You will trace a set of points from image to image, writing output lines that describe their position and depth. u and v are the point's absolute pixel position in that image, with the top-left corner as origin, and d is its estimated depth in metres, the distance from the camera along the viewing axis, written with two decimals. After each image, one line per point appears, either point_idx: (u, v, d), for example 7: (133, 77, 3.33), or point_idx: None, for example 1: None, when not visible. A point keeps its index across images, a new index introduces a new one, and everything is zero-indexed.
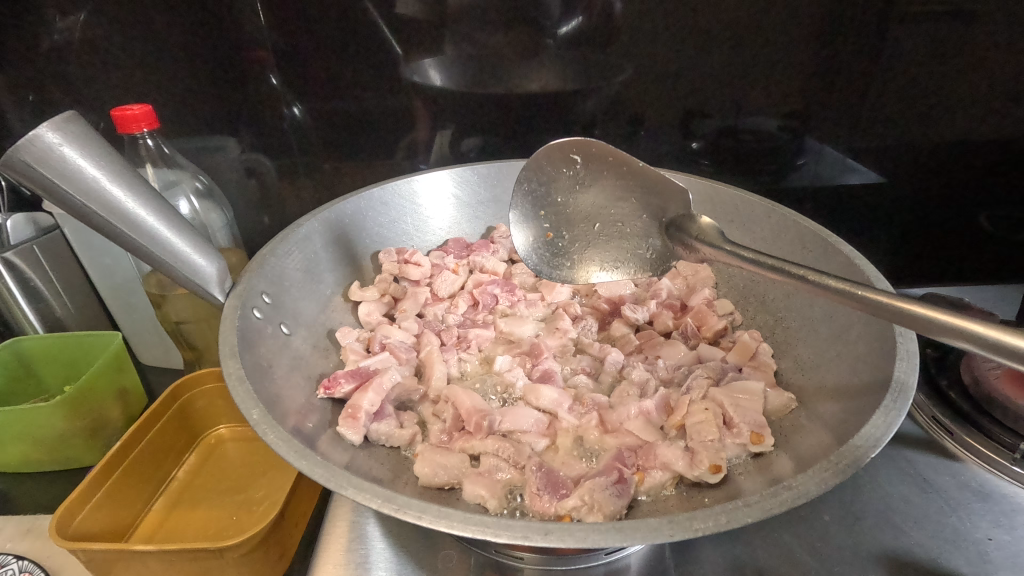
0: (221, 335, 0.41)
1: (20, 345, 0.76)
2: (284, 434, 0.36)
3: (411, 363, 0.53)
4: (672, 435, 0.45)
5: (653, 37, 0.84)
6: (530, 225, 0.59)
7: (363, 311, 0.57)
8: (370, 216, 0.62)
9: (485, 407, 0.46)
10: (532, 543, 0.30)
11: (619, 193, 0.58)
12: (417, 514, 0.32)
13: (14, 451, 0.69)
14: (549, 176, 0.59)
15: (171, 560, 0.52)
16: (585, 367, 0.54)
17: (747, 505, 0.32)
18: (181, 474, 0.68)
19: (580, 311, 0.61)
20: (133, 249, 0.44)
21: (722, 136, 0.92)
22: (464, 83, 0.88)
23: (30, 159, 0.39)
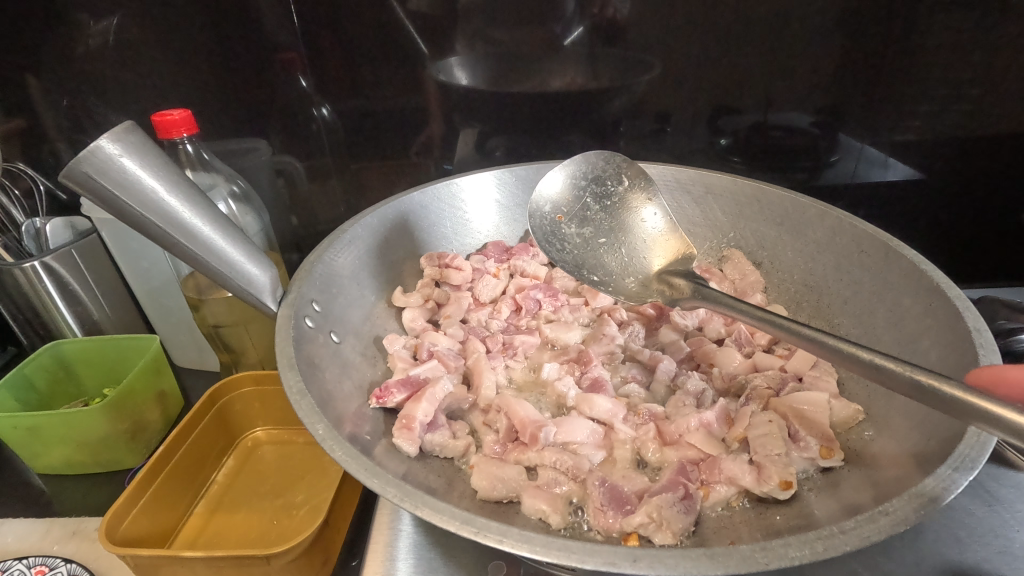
0: (277, 347, 0.41)
1: (59, 347, 0.77)
2: (353, 450, 0.36)
3: (460, 371, 0.52)
4: (735, 449, 0.44)
5: (687, 34, 0.82)
6: (556, 201, 0.61)
7: (407, 317, 0.57)
8: (411, 220, 0.62)
9: (539, 418, 0.46)
10: (622, 572, 0.29)
11: (629, 226, 0.60)
12: (498, 537, 0.31)
13: (57, 454, 0.70)
14: (599, 177, 0.62)
15: (219, 567, 0.52)
16: (636, 375, 0.53)
17: (844, 532, 0.31)
18: (220, 477, 0.68)
19: (626, 316, 0.60)
20: (188, 259, 0.44)
21: (755, 133, 0.90)
22: (490, 81, 0.87)
23: (91, 170, 0.39)
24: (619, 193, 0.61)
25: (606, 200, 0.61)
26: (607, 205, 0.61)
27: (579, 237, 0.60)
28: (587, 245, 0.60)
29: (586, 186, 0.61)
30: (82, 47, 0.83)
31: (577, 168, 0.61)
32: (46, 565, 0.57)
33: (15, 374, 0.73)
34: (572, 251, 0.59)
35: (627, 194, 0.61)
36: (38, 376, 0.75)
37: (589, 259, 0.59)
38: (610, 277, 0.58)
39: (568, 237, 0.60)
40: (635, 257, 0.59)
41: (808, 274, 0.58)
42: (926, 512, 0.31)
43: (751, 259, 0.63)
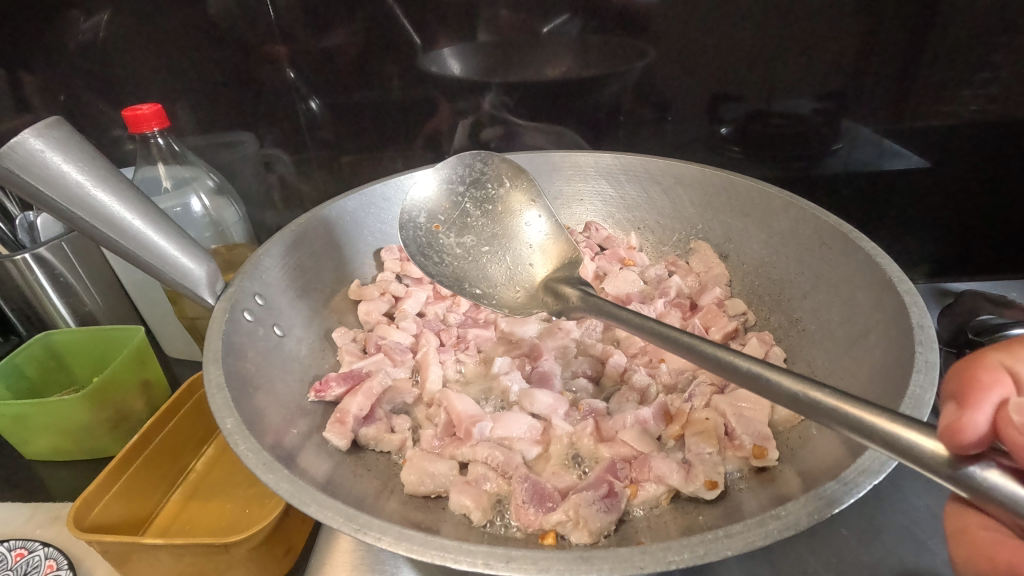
0: (206, 340, 0.42)
1: (50, 338, 0.79)
2: (256, 445, 0.36)
3: (407, 364, 0.53)
4: (670, 446, 0.45)
5: (681, 16, 0.79)
6: (430, 210, 0.59)
7: (363, 310, 0.57)
8: (372, 213, 0.62)
9: (477, 412, 0.46)
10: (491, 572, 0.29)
11: (511, 231, 0.59)
12: (378, 535, 0.32)
13: (45, 441, 0.72)
14: (478, 180, 0.60)
15: (181, 555, 0.53)
16: (586, 370, 0.53)
17: (729, 536, 0.30)
18: (199, 466, 0.69)
19: None
20: (120, 252, 0.45)
21: (752, 120, 0.87)
22: (481, 71, 0.86)
23: (13, 166, 0.39)
24: (498, 198, 0.60)
25: (486, 204, 0.60)
26: (487, 210, 0.60)
27: (459, 247, 0.58)
28: (467, 256, 0.58)
29: (463, 192, 0.60)
30: (73, 41, 0.83)
31: (452, 172, 0.60)
32: (25, 548, 0.59)
33: (6, 363, 0.75)
34: (452, 262, 0.57)
35: (508, 197, 0.61)
36: (28, 365, 0.78)
37: (468, 270, 0.57)
38: (491, 290, 0.56)
39: (449, 248, 0.58)
40: (518, 266, 0.58)
41: (772, 267, 0.56)
42: (819, 517, 0.31)
43: (719, 251, 0.61)
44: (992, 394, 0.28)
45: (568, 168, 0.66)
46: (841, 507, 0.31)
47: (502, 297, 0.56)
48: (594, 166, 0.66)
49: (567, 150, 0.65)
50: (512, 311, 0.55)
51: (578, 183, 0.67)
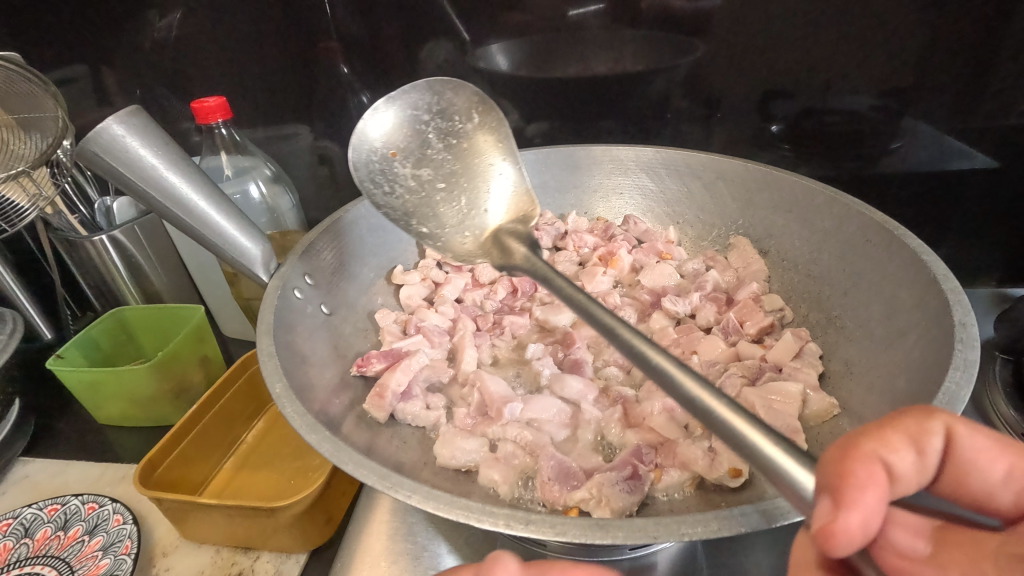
0: (260, 313, 0.45)
1: (122, 313, 0.86)
2: (301, 409, 0.39)
3: (444, 347, 0.55)
4: (698, 436, 0.44)
5: (731, 8, 0.78)
6: (389, 137, 0.60)
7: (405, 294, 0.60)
8: None
9: (509, 394, 0.48)
10: (510, 531, 0.31)
11: (471, 172, 0.62)
12: (407, 493, 0.34)
13: (116, 407, 0.78)
14: (444, 112, 0.62)
15: (232, 514, 0.57)
16: (618, 359, 0.54)
17: (744, 514, 0.31)
18: (250, 438, 0.73)
19: (619, 301, 0.60)
20: (187, 231, 0.49)
21: (804, 118, 0.85)
22: (527, 67, 0.87)
23: (98, 149, 0.44)
24: (463, 133, 0.62)
25: (448, 137, 0.62)
26: (449, 144, 0.62)
27: (414, 179, 0.61)
28: (422, 192, 0.61)
29: (428, 122, 0.61)
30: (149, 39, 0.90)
31: (419, 100, 0.61)
32: (96, 502, 0.65)
33: (83, 335, 0.82)
34: (405, 192, 0.60)
35: (472, 133, 0.63)
36: (103, 337, 0.85)
37: (421, 202, 0.60)
38: (440, 226, 0.60)
39: (404, 176, 0.60)
40: (472, 206, 0.61)
41: (813, 264, 0.55)
42: None
43: (759, 248, 0.61)
44: (872, 491, 0.25)
45: (608, 162, 0.67)
46: (864, 493, 0.32)
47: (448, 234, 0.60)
48: (632, 161, 0.66)
49: (606, 144, 0.66)
50: (455, 253, 0.59)
51: (616, 177, 0.68)
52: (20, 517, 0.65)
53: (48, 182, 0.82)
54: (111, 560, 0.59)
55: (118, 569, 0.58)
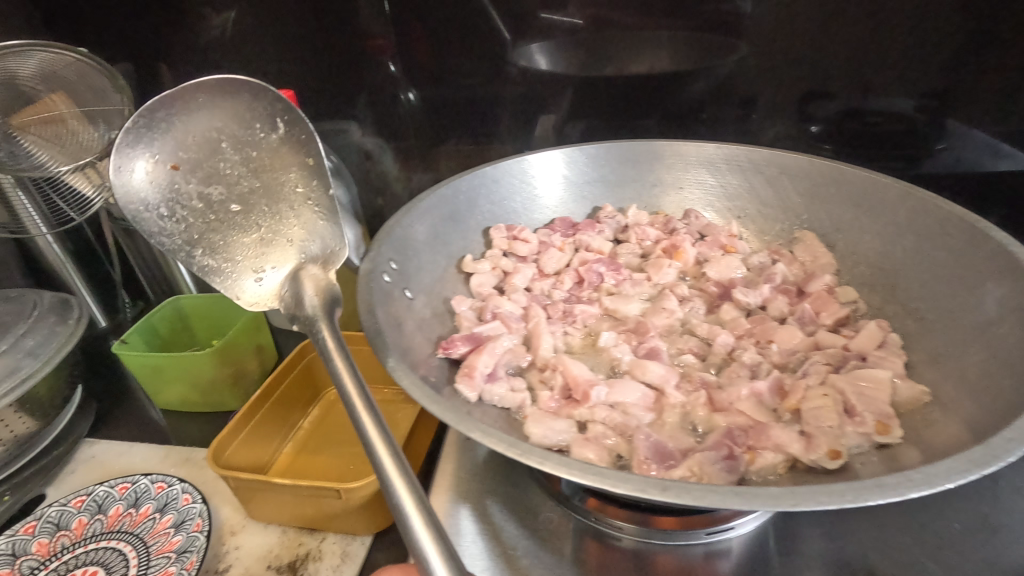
0: (357, 293, 0.47)
1: (179, 301, 0.88)
2: (417, 381, 0.41)
3: (520, 333, 0.56)
4: (786, 418, 0.47)
5: (777, 11, 0.78)
6: (161, 151, 0.62)
7: (475, 283, 0.61)
8: (482, 193, 0.65)
9: (593, 377, 0.49)
10: (649, 496, 0.34)
11: (290, 201, 0.67)
12: (539, 459, 0.37)
13: (176, 392, 0.80)
14: (237, 123, 0.64)
15: (300, 494, 0.58)
16: (693, 347, 0.55)
17: (881, 488, 0.34)
18: (307, 424, 0.76)
19: (687, 293, 0.61)
20: None
21: (845, 119, 0.85)
22: (568, 66, 0.89)
23: None
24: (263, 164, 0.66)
25: (230, 147, 0.64)
26: (230, 158, 0.64)
27: (201, 198, 0.63)
28: (215, 219, 0.63)
29: (222, 135, 0.64)
30: None
31: (203, 108, 0.62)
32: (165, 482, 0.67)
33: (144, 321, 0.84)
34: (223, 229, 0.64)
35: (270, 148, 0.66)
36: (161, 324, 0.87)
37: (206, 230, 0.63)
38: (272, 259, 0.65)
39: (164, 197, 0.62)
40: (275, 234, 0.65)
41: (887, 256, 0.57)
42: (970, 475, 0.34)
43: (826, 242, 0.62)
44: None
45: (674, 157, 0.67)
46: (993, 469, 0.34)
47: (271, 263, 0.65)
48: (711, 158, 0.66)
49: (685, 141, 0.66)
50: (240, 291, 0.64)
51: (692, 174, 0.68)
52: (93, 494, 0.67)
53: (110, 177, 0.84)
54: (184, 537, 0.61)
55: (192, 544, 0.60)
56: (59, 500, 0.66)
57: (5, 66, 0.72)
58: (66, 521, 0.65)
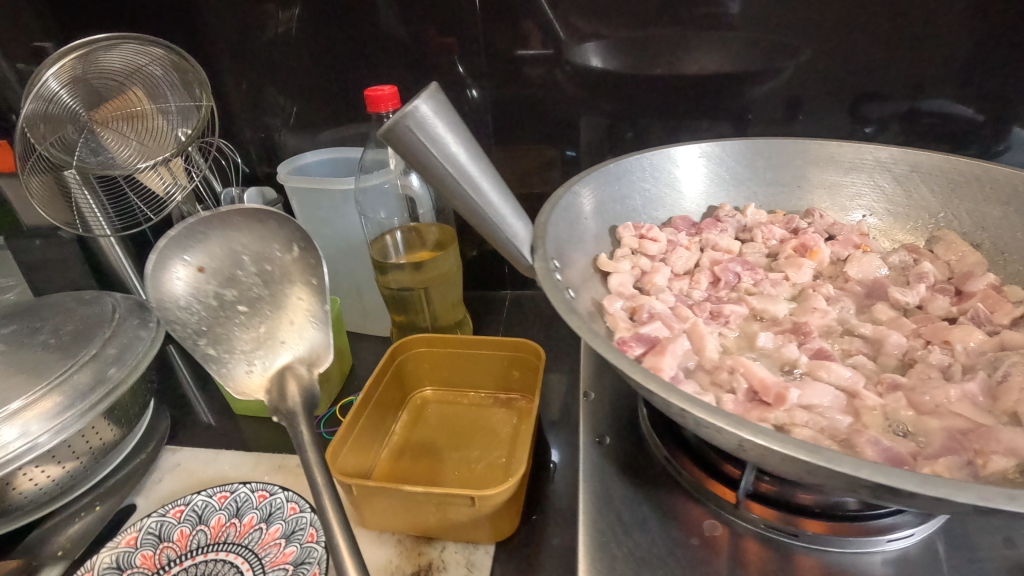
0: (547, 288, 0.40)
1: None
2: (654, 377, 0.36)
3: (675, 330, 0.48)
4: (1007, 422, 0.41)
5: (873, 5, 0.75)
6: (197, 256, 0.63)
7: (615, 282, 0.54)
8: (611, 188, 0.59)
9: (781, 380, 0.42)
10: (1005, 507, 0.28)
11: (263, 300, 0.66)
12: (851, 468, 0.31)
13: (259, 397, 0.79)
14: (266, 240, 0.67)
15: (430, 503, 0.56)
16: (863, 349, 0.47)
17: None
18: (398, 429, 0.75)
19: (833, 291, 0.54)
20: (469, 219, 0.41)
21: (898, 120, 0.82)
22: (622, 66, 0.85)
23: (412, 127, 0.36)
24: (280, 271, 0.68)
25: (256, 258, 0.66)
26: (256, 268, 0.66)
27: (218, 300, 0.64)
28: (225, 320, 0.64)
29: (251, 250, 0.66)
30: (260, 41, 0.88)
31: (235, 228, 0.64)
32: (267, 490, 0.65)
33: None
34: (229, 320, 0.64)
35: (257, 253, 0.66)
36: None
37: (206, 320, 0.63)
38: (248, 350, 0.65)
39: (204, 304, 0.63)
40: (267, 333, 0.66)
41: None
42: None
43: (968, 240, 0.59)
44: None
45: (801, 153, 0.63)
46: None
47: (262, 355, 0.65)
48: (882, 161, 0.61)
49: (856, 144, 0.61)
50: (234, 383, 0.64)
51: (853, 177, 0.63)
52: (191, 503, 0.65)
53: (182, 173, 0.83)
54: (298, 548, 0.59)
55: (308, 556, 0.58)
56: (158, 510, 0.64)
57: (99, 61, 0.69)
58: (167, 532, 0.62)
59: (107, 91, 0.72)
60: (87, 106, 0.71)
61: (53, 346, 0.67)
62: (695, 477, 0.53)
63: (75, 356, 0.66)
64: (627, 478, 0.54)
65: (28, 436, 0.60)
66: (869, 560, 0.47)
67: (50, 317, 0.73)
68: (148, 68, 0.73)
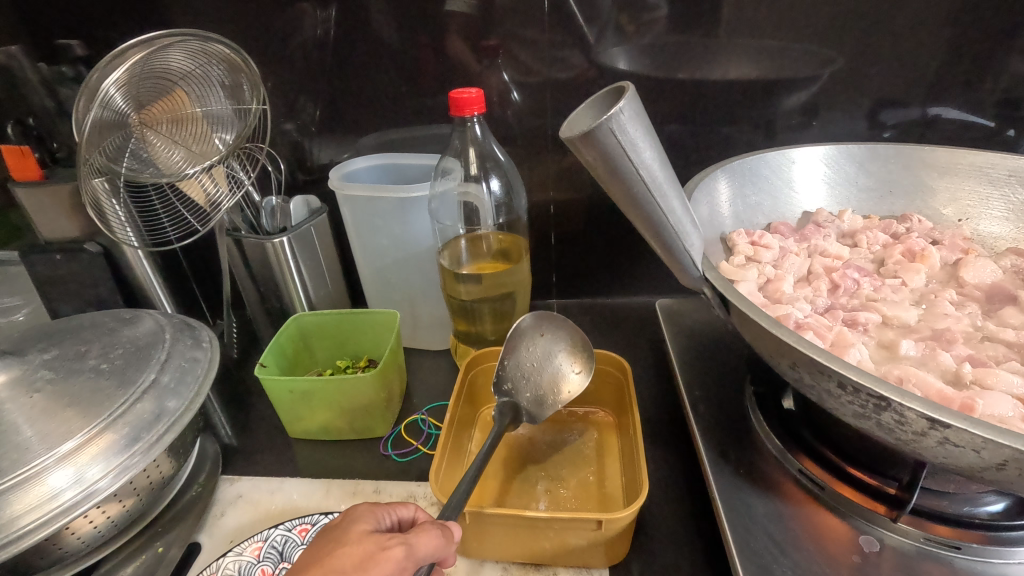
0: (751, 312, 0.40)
1: (302, 319, 0.80)
2: (892, 390, 0.32)
3: (830, 339, 0.46)
4: None
5: (909, 10, 0.74)
6: (555, 329, 0.71)
7: (744, 290, 0.52)
8: (723, 192, 0.60)
9: (956, 391, 0.41)
10: None
11: (549, 382, 0.69)
12: None
13: (319, 420, 0.73)
14: (582, 358, 0.70)
15: (553, 527, 0.52)
16: (1010, 354, 0.47)
17: None
18: (475, 449, 0.71)
19: (956, 297, 0.54)
20: (648, 224, 0.43)
21: (917, 126, 0.82)
22: (654, 71, 0.79)
23: (612, 133, 0.38)
24: (583, 371, 0.69)
25: (569, 361, 0.70)
26: (562, 363, 0.70)
27: (535, 355, 0.70)
28: (525, 367, 0.69)
29: (570, 355, 0.70)
30: (274, 40, 0.80)
31: (582, 346, 0.70)
32: None
33: (277, 342, 0.76)
34: (530, 374, 0.69)
35: (569, 359, 0.70)
36: (288, 344, 0.79)
37: (518, 361, 0.70)
38: (521, 394, 0.67)
39: (531, 356, 0.70)
40: (541, 398, 0.67)
41: None
42: None
43: None
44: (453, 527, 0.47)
45: (900, 159, 0.64)
46: None
47: (527, 404, 0.67)
48: (983, 165, 0.62)
49: (954, 148, 0.62)
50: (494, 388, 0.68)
51: (951, 181, 0.63)
52: (270, 539, 0.60)
53: (226, 180, 0.77)
54: None
55: None
56: (234, 548, 0.58)
57: (168, 61, 0.65)
58: (246, 572, 0.57)
59: (156, 94, 0.67)
60: (137, 108, 0.66)
61: (106, 372, 0.61)
62: (830, 486, 0.51)
63: (134, 384, 0.60)
64: (761, 494, 0.52)
65: (82, 480, 0.53)
66: None
67: (93, 340, 0.66)
68: (201, 69, 0.68)
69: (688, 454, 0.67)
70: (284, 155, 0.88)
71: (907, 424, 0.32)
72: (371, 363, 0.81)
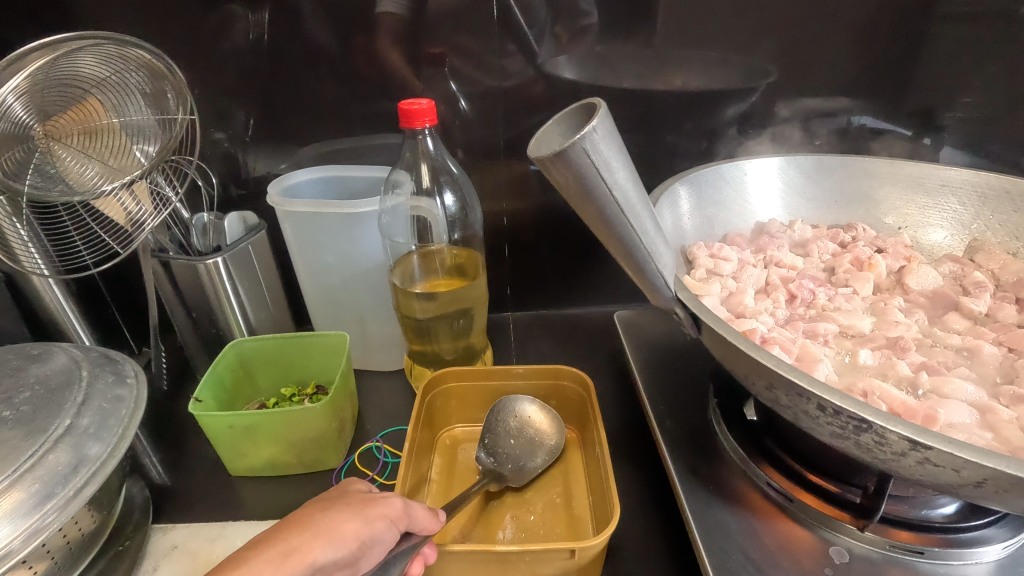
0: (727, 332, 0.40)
1: (241, 345, 0.74)
2: (881, 415, 0.34)
3: (797, 354, 0.47)
4: None
5: (833, 27, 0.77)
6: (526, 403, 0.69)
7: (708, 305, 0.52)
8: (683, 203, 0.60)
9: (918, 402, 0.42)
10: None
11: (527, 451, 0.66)
12: None
13: (264, 455, 0.67)
14: (553, 423, 0.69)
15: (526, 561, 0.50)
16: (956, 360, 0.49)
17: None
18: (435, 475, 0.68)
19: (904, 304, 0.57)
20: (619, 244, 0.42)
21: (846, 136, 0.85)
22: (599, 81, 0.79)
23: (582, 153, 0.37)
24: (559, 446, 0.68)
25: (542, 427, 0.68)
26: (537, 431, 0.68)
27: (511, 428, 0.68)
28: (503, 441, 0.67)
29: (543, 422, 0.68)
30: (194, 43, 0.74)
31: (551, 413, 0.69)
32: None
33: (213, 373, 0.70)
34: (510, 447, 0.66)
35: (543, 425, 0.68)
36: (225, 374, 0.72)
37: (497, 434, 0.67)
38: (502, 467, 0.65)
39: (509, 430, 0.67)
40: (522, 469, 0.65)
41: None
42: None
43: (1006, 249, 0.62)
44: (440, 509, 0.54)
45: (843, 170, 0.67)
46: None
47: (509, 476, 0.64)
48: (916, 176, 0.66)
49: (890, 159, 0.66)
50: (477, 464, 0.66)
51: (890, 190, 0.67)
52: None
53: (148, 197, 0.70)
54: None
55: None
56: None
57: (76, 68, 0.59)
58: None
59: (64, 103, 0.60)
60: (41, 119, 0.59)
61: (10, 420, 0.54)
62: (795, 496, 0.51)
63: (44, 433, 0.53)
64: (732, 510, 0.51)
65: None
66: (989, 570, 0.46)
67: None
68: (117, 76, 0.61)
69: (654, 468, 0.66)
70: (217, 168, 0.81)
71: (888, 445, 0.34)
72: (319, 390, 0.76)
